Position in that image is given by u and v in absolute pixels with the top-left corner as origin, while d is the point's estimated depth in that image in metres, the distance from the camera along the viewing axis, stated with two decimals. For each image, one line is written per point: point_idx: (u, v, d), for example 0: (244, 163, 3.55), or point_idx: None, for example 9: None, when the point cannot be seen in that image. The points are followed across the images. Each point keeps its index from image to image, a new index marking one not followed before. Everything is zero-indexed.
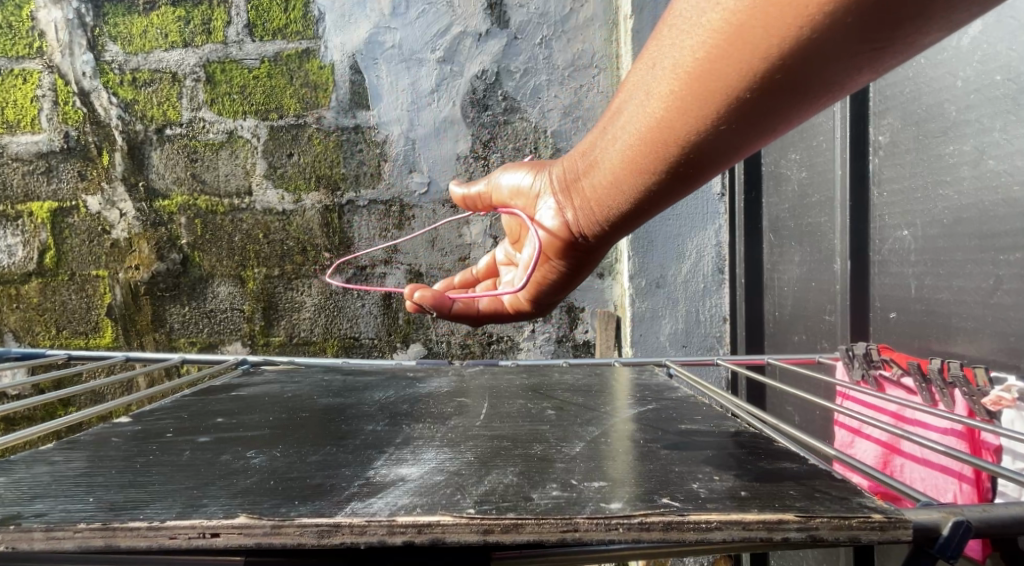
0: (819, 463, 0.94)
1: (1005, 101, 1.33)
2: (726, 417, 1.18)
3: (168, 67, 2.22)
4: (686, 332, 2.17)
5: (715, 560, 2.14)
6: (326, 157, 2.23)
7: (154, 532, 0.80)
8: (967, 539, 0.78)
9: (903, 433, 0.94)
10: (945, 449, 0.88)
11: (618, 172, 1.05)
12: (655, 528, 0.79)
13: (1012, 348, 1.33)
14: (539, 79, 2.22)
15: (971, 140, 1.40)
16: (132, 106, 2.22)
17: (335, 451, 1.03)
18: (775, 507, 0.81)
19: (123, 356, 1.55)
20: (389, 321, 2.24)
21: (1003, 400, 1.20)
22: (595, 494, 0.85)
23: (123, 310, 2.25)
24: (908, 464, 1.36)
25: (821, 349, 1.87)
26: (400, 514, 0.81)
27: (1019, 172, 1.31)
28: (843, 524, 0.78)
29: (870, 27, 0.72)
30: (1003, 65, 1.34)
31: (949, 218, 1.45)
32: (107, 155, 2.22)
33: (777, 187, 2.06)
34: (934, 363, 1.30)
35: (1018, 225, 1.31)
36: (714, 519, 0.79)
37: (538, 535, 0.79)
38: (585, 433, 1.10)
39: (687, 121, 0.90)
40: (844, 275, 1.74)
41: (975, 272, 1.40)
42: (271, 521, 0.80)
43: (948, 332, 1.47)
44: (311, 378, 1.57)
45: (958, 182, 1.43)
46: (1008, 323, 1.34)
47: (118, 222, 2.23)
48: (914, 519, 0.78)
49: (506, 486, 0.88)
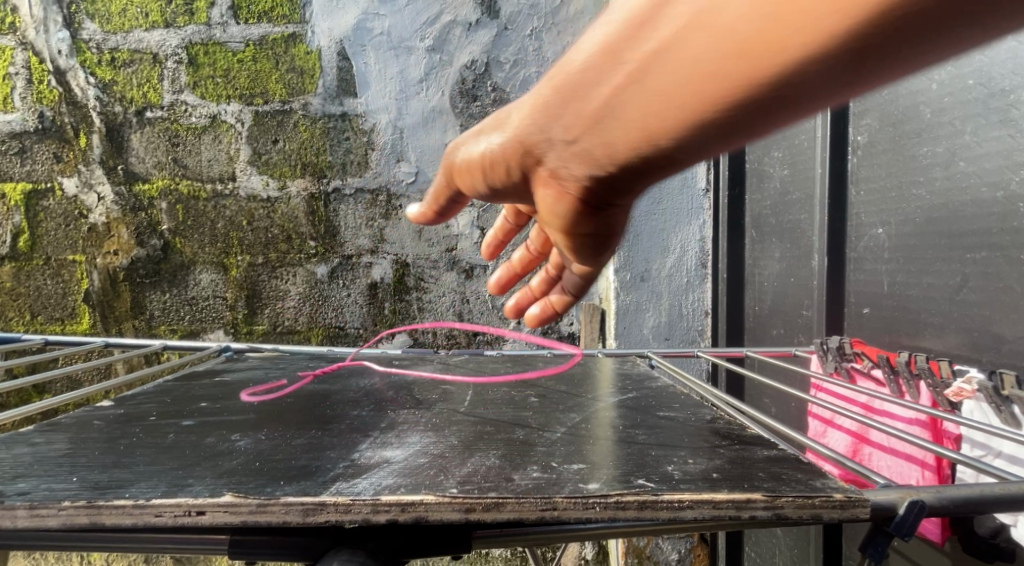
0: (789, 449, 0.97)
1: (976, 104, 1.36)
2: (703, 405, 1.20)
3: (148, 47, 2.21)
4: (669, 325, 2.19)
5: (691, 547, 2.13)
6: (312, 144, 2.22)
7: (137, 509, 0.81)
8: (921, 518, 0.81)
9: (870, 423, 1.00)
10: (910, 438, 0.94)
11: (599, 143, 0.76)
12: (631, 507, 0.82)
13: (976, 343, 1.36)
14: (528, 71, 2.23)
15: (943, 141, 1.44)
16: (110, 87, 2.20)
17: (320, 435, 1.04)
18: (744, 487, 0.84)
19: (102, 341, 1.56)
20: (375, 310, 2.25)
21: (963, 391, 1.22)
22: (574, 475, 0.88)
23: (100, 296, 2.23)
24: (876, 453, 1.38)
25: (798, 342, 1.91)
26: (385, 493, 0.83)
27: (985, 173, 1.34)
28: (805, 503, 0.82)
29: (916, 22, 0.60)
30: (976, 69, 1.37)
31: (921, 217, 1.49)
32: (85, 136, 2.20)
33: (760, 184, 2.09)
34: (902, 356, 1.34)
35: (985, 225, 1.34)
36: (686, 498, 0.82)
37: (518, 514, 0.81)
38: (567, 420, 1.12)
39: (700, 104, 0.69)
40: (822, 270, 1.77)
41: (943, 270, 1.43)
42: (255, 499, 0.82)
43: (917, 328, 1.50)
44: (296, 365, 1.58)
45: (930, 182, 1.46)
46: (973, 319, 1.37)
47: (95, 206, 2.21)
48: (871, 499, 0.82)
49: (488, 468, 0.90)
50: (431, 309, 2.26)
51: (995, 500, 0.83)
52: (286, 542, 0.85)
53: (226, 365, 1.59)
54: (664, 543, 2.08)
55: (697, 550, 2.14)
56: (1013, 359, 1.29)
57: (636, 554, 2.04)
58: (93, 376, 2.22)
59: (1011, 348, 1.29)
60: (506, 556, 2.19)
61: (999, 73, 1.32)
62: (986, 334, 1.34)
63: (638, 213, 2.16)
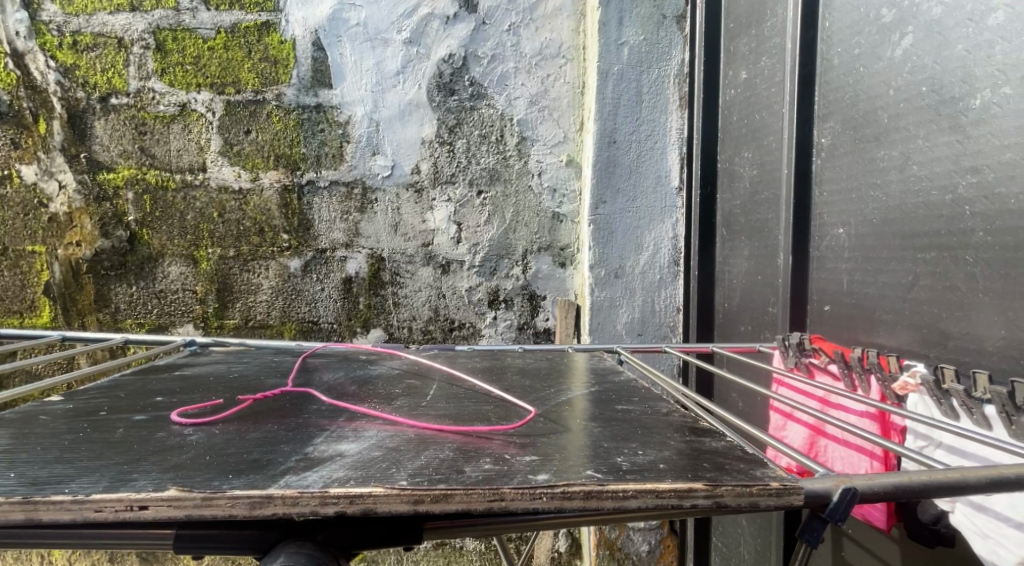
0: (741, 442, 1.05)
1: (929, 110, 1.44)
2: (662, 400, 1.25)
3: (113, 31, 2.17)
4: (642, 321, 2.21)
5: (660, 539, 2.14)
6: (285, 136, 2.21)
7: (77, 505, 0.89)
8: (853, 502, 0.92)
9: (826, 417, 1.10)
10: (860, 432, 1.04)
11: None
12: (576, 497, 0.91)
13: (925, 340, 1.44)
14: (506, 66, 2.23)
15: (899, 146, 1.51)
16: (72, 71, 2.17)
17: (276, 429, 1.10)
18: (686, 478, 0.94)
19: (60, 335, 1.54)
20: (350, 305, 2.23)
21: (908, 385, 1.34)
22: (525, 467, 0.97)
23: (62, 288, 2.20)
24: (831, 445, 1.43)
25: (763, 339, 1.94)
26: (333, 486, 0.91)
27: (938, 177, 1.42)
28: (743, 491, 0.92)
29: None
30: (929, 77, 1.44)
31: (878, 218, 1.56)
32: (45, 122, 2.17)
33: (730, 184, 2.11)
34: (855, 352, 1.43)
35: (935, 227, 1.42)
36: (630, 488, 0.92)
37: (466, 504, 0.90)
38: (527, 414, 1.17)
39: None
40: (785, 269, 1.81)
41: (897, 270, 1.51)
42: (200, 494, 0.89)
43: (873, 324, 1.57)
44: (260, 359, 1.57)
45: (887, 184, 1.53)
46: (923, 316, 1.45)
47: (57, 195, 2.18)
48: (806, 488, 0.93)
49: (441, 460, 0.98)
50: (406, 304, 2.24)
51: (923, 488, 0.94)
52: (239, 536, 0.94)
53: (189, 359, 1.58)
54: (635, 535, 2.10)
55: (668, 541, 2.16)
56: (958, 356, 1.38)
57: (608, 546, 2.07)
58: (55, 369, 2.19)
59: (957, 344, 1.38)
60: (479, 549, 2.20)
61: (950, 81, 1.40)
62: (935, 330, 1.42)
63: (612, 210, 2.17)
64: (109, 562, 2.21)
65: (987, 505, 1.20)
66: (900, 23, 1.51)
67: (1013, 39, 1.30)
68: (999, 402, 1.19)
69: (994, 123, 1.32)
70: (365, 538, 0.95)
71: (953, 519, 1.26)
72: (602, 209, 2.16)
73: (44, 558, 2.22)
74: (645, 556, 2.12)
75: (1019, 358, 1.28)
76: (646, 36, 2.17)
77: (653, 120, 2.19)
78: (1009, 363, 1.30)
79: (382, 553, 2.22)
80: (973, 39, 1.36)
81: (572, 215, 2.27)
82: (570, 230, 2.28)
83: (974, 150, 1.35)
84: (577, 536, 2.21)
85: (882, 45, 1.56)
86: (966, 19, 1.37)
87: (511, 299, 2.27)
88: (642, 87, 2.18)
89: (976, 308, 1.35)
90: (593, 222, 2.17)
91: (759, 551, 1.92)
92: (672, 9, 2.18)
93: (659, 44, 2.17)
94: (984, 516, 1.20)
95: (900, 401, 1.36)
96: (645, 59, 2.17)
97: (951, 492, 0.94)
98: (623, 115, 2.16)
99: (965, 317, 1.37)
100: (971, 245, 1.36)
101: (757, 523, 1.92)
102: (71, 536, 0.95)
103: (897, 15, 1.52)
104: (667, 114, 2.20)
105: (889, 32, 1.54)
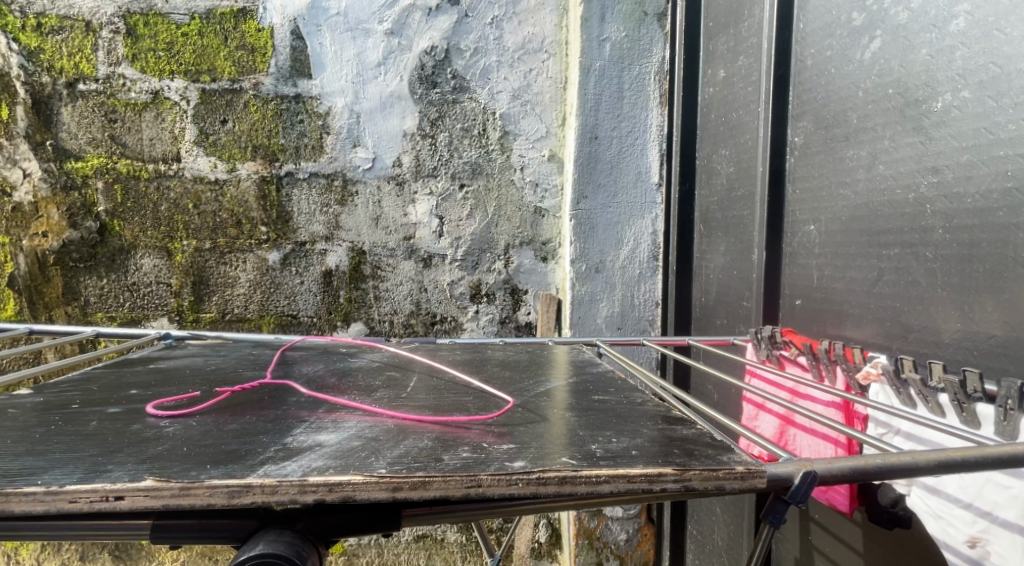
0: (713, 431, 1.07)
1: (895, 112, 1.48)
2: (637, 390, 1.28)
3: (81, 14, 2.15)
4: (622, 315, 2.23)
5: (638, 527, 2.17)
6: (263, 126, 2.20)
7: (51, 496, 0.89)
8: (813, 486, 0.95)
9: (795, 407, 1.12)
10: (829, 422, 1.07)
11: None
12: (552, 482, 0.93)
13: (889, 333, 1.49)
14: (489, 59, 2.24)
15: (866, 146, 1.55)
16: (37, 55, 2.14)
17: (254, 420, 1.11)
18: (658, 463, 0.97)
19: (28, 328, 1.52)
20: (330, 298, 2.23)
21: (870, 375, 1.37)
22: (502, 454, 0.99)
23: (27, 281, 2.17)
24: (800, 434, 1.48)
25: (739, 331, 1.97)
26: (312, 475, 0.92)
27: (903, 176, 1.45)
28: (711, 475, 0.95)
29: None
30: (895, 80, 1.48)
31: (847, 214, 1.59)
32: (8, 108, 2.13)
33: (709, 180, 2.15)
34: (823, 345, 1.46)
35: (899, 224, 1.46)
36: (603, 473, 0.94)
37: (443, 491, 0.92)
38: (505, 404, 1.19)
39: None
40: (760, 263, 1.85)
41: (863, 265, 1.54)
42: (178, 484, 0.90)
43: (840, 318, 1.61)
44: (238, 352, 1.57)
45: (855, 182, 1.57)
46: (887, 310, 1.49)
47: (21, 183, 2.14)
48: (770, 472, 0.96)
49: (420, 449, 1.00)
50: (388, 297, 2.25)
51: (880, 471, 0.96)
52: (218, 525, 0.95)
53: (165, 352, 1.58)
54: (613, 524, 2.14)
55: (645, 529, 2.19)
56: (919, 348, 1.42)
57: (587, 535, 2.09)
58: (21, 363, 2.16)
59: (918, 336, 1.42)
60: (460, 541, 2.22)
61: (915, 84, 1.43)
62: (897, 323, 1.46)
63: (594, 205, 2.19)
64: (81, 560, 2.20)
65: (939, 488, 1.24)
66: (869, 27, 1.55)
67: (972, 45, 1.33)
68: (952, 391, 1.22)
69: (953, 125, 1.36)
70: (343, 525, 0.96)
71: (909, 501, 1.30)
72: (583, 204, 2.18)
73: (11, 558, 2.20)
74: (622, 545, 2.15)
75: (974, 349, 1.32)
76: (628, 32, 2.18)
77: (634, 117, 2.21)
78: (963, 354, 1.34)
79: (362, 547, 2.23)
80: (935, 44, 1.40)
81: (554, 209, 2.29)
82: (552, 224, 2.30)
83: (936, 152, 1.39)
84: (557, 526, 2.24)
85: (852, 47, 1.60)
86: (930, 25, 1.41)
87: (494, 294, 2.28)
88: (622, 84, 2.19)
89: (936, 303, 1.39)
90: (575, 217, 2.18)
91: (732, 537, 1.97)
92: (653, 6, 2.20)
93: (640, 41, 2.19)
94: (937, 498, 1.24)
95: (863, 391, 1.41)
96: (626, 56, 2.19)
97: (906, 476, 0.96)
98: (604, 112, 2.18)
99: (926, 312, 1.40)
100: (931, 242, 1.39)
101: (730, 511, 1.97)
102: (42, 526, 0.95)
103: (866, 17, 1.55)
104: (648, 111, 2.22)
105: (859, 36, 1.58)
